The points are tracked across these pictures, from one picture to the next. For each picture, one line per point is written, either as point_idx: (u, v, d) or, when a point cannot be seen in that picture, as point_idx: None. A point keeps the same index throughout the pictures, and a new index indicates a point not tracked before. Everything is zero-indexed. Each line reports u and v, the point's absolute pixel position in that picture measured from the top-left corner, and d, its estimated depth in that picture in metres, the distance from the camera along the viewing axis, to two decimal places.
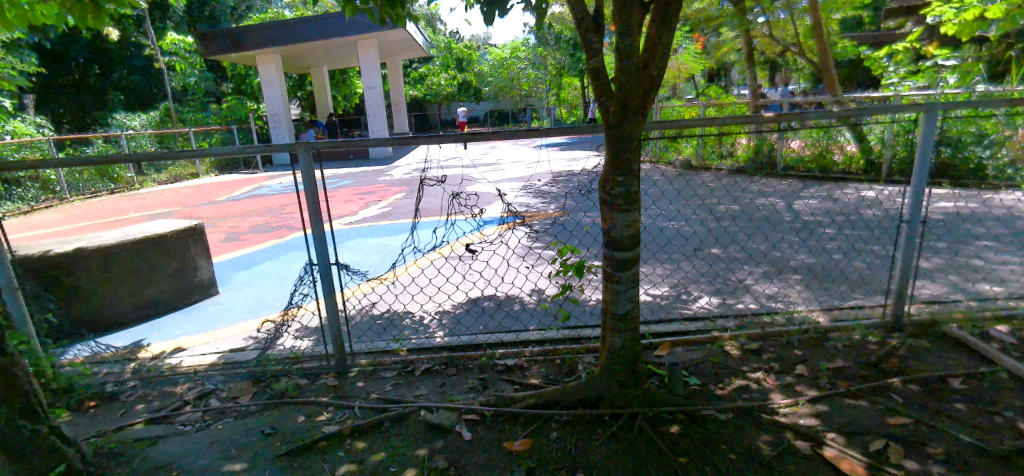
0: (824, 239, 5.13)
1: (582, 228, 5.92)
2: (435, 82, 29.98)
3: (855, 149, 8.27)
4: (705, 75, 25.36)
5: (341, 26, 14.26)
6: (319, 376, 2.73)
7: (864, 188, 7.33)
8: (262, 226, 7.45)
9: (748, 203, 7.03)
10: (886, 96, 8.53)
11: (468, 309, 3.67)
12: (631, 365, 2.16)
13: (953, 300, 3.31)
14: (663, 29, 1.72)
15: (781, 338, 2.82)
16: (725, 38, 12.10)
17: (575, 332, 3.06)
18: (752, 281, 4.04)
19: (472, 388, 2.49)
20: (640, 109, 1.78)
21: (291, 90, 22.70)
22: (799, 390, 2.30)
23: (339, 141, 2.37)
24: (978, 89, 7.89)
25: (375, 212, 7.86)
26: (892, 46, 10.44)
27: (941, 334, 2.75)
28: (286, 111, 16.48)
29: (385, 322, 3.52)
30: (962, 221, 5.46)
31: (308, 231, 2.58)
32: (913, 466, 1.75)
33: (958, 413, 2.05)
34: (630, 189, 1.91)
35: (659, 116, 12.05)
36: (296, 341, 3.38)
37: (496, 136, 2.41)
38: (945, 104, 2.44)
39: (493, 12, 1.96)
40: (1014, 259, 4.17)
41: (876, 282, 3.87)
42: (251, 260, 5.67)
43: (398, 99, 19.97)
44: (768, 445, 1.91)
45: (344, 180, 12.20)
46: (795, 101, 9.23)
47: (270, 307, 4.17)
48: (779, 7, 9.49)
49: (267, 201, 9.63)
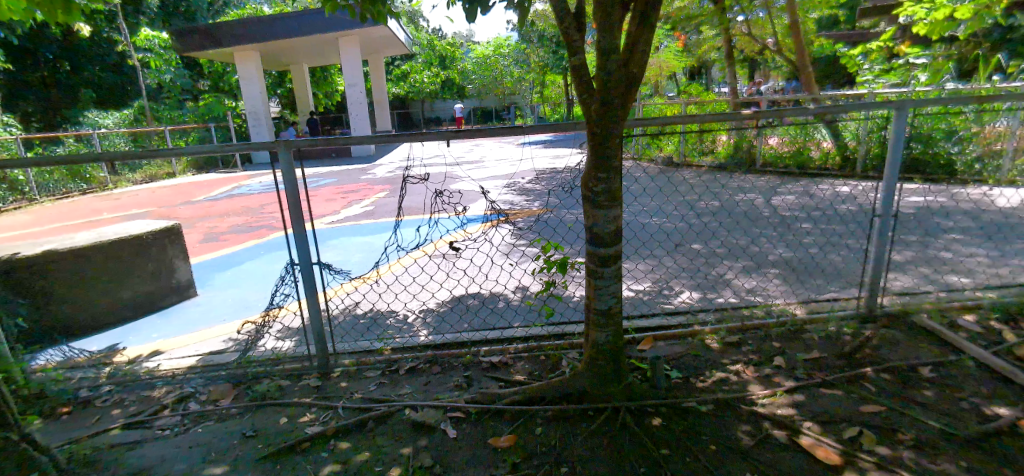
0: (800, 234, 5.24)
1: (566, 225, 5.96)
2: (418, 79, 30.24)
3: (831, 145, 8.48)
4: (686, 73, 25.65)
5: (322, 22, 14.06)
6: (300, 377, 2.71)
7: (839, 184, 7.48)
8: (241, 225, 7.34)
9: (728, 199, 7.15)
10: (860, 93, 8.69)
11: (452, 307, 3.66)
12: (614, 360, 2.20)
13: (924, 291, 3.41)
14: (644, 24, 1.74)
15: (760, 330, 2.87)
16: (705, 36, 12.28)
17: (559, 328, 3.08)
18: (732, 275, 4.11)
19: (457, 386, 2.49)
20: (622, 106, 1.80)
21: (270, 88, 22.26)
22: (777, 381, 2.35)
23: (321, 139, 2.32)
24: (948, 86, 8.10)
25: (358, 210, 7.79)
26: (866, 45, 10.63)
27: (913, 325, 2.83)
28: (266, 109, 16.17)
29: (368, 322, 3.49)
30: (932, 215, 5.62)
31: (289, 231, 2.54)
32: (884, 452, 1.82)
33: (929, 400, 2.13)
34: (612, 186, 1.93)
35: (640, 113, 12.19)
36: (278, 342, 3.33)
37: (479, 134, 2.38)
38: (916, 102, 2.51)
39: (475, 9, 1.95)
40: (979, 251, 4.32)
41: (851, 275, 3.97)
42: (231, 261, 5.57)
43: (382, 97, 19.86)
44: (747, 435, 1.96)
45: (326, 179, 12.06)
46: (773, 100, 9.35)
47: (252, 308, 4.11)
48: (758, 5, 9.66)
49: (247, 201, 9.48)
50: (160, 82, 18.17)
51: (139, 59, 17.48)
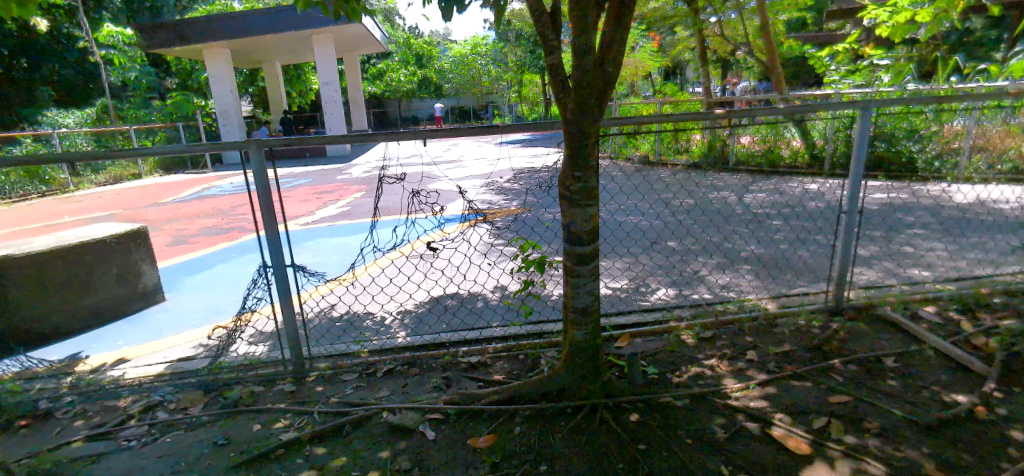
0: (772, 230, 5.38)
1: (543, 224, 5.98)
2: (394, 78, 29.95)
3: (800, 144, 8.74)
4: (661, 73, 26.04)
5: (295, 20, 13.76)
6: (274, 383, 2.65)
7: (807, 182, 7.70)
8: (212, 228, 7.13)
9: (702, 197, 7.29)
10: (828, 93, 8.96)
11: (430, 308, 3.63)
12: (591, 358, 2.21)
13: (887, 284, 3.55)
14: (619, 24, 1.76)
15: (733, 325, 2.94)
16: (680, 37, 12.49)
17: (538, 327, 3.09)
18: (706, 271, 4.20)
19: (436, 387, 2.47)
20: (597, 106, 1.81)
21: (241, 86, 21.69)
22: (750, 374, 2.41)
23: (294, 138, 2.26)
24: (909, 86, 8.42)
25: (333, 211, 7.66)
26: (833, 47, 10.96)
27: (877, 317, 2.94)
28: (237, 108, 15.73)
29: (345, 324, 3.43)
30: (895, 211, 5.84)
31: (262, 233, 2.48)
32: (852, 440, 1.88)
33: (893, 390, 2.21)
34: (588, 184, 1.95)
35: (617, 112, 12.33)
36: (250, 347, 3.24)
37: (457, 134, 2.36)
38: (880, 102, 2.60)
39: (451, 7, 1.93)
40: (939, 245, 4.51)
41: (819, 270, 4.09)
42: (201, 264, 5.40)
43: (358, 96, 19.58)
44: (722, 428, 2.00)
45: (300, 179, 11.82)
46: (746, 100, 9.56)
47: (224, 313, 4.00)
48: (729, 7, 9.86)
49: (218, 202, 9.23)
50: (124, 80, 17.65)
51: (101, 56, 16.95)
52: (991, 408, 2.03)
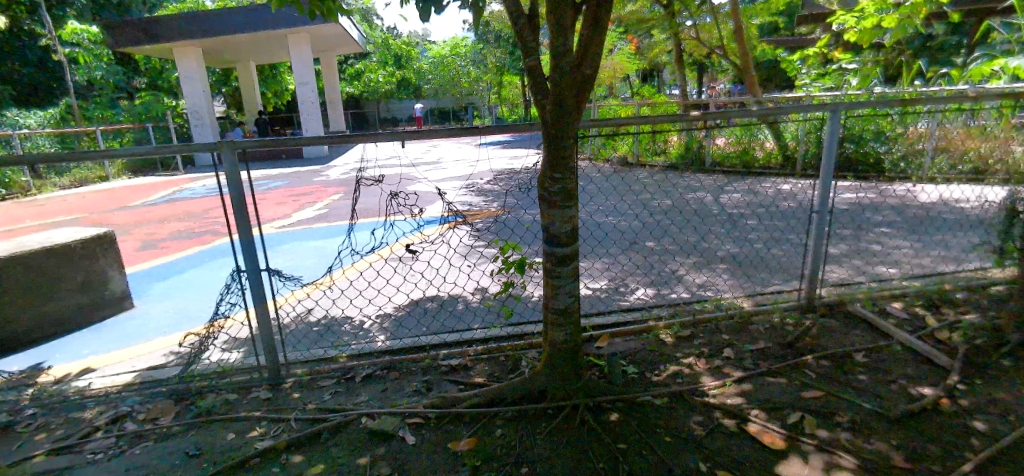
0: (747, 230, 5.49)
1: (523, 225, 5.99)
2: (372, 79, 29.60)
3: (773, 146, 8.95)
4: (639, 75, 26.39)
5: (270, 19, 13.50)
6: (249, 390, 2.58)
7: (780, 182, 7.89)
8: (183, 232, 6.92)
9: (680, 198, 7.40)
10: (799, 96, 9.20)
11: (410, 311, 3.59)
12: (572, 358, 2.22)
13: (857, 281, 3.65)
14: (596, 27, 1.78)
15: (710, 324, 2.98)
16: (657, 40, 12.67)
17: (518, 328, 3.09)
18: (684, 271, 4.26)
19: (416, 391, 2.45)
20: (575, 108, 1.82)
21: (214, 86, 21.14)
22: (726, 372, 2.45)
23: (268, 140, 2.21)
24: (876, 90, 8.72)
25: (310, 214, 7.53)
26: (803, 51, 11.27)
27: (847, 313, 3.03)
28: (209, 108, 15.32)
29: (322, 329, 3.37)
30: (863, 211, 6.03)
31: (235, 237, 2.41)
32: (825, 434, 1.93)
33: (863, 384, 2.27)
34: (567, 186, 1.96)
35: (596, 114, 12.45)
36: (224, 354, 3.16)
37: (435, 135, 2.34)
38: (848, 105, 2.68)
39: (428, 8, 1.91)
40: (904, 243, 4.67)
41: (792, 268, 4.19)
42: (173, 269, 5.24)
43: (336, 96, 19.31)
44: (700, 425, 2.03)
45: (276, 181, 11.58)
46: (721, 102, 9.74)
47: (196, 319, 3.89)
48: (704, 11, 10.04)
49: (190, 205, 8.97)
50: (90, 79, 17.02)
51: (64, 54, 16.30)
52: (954, 400, 2.11)
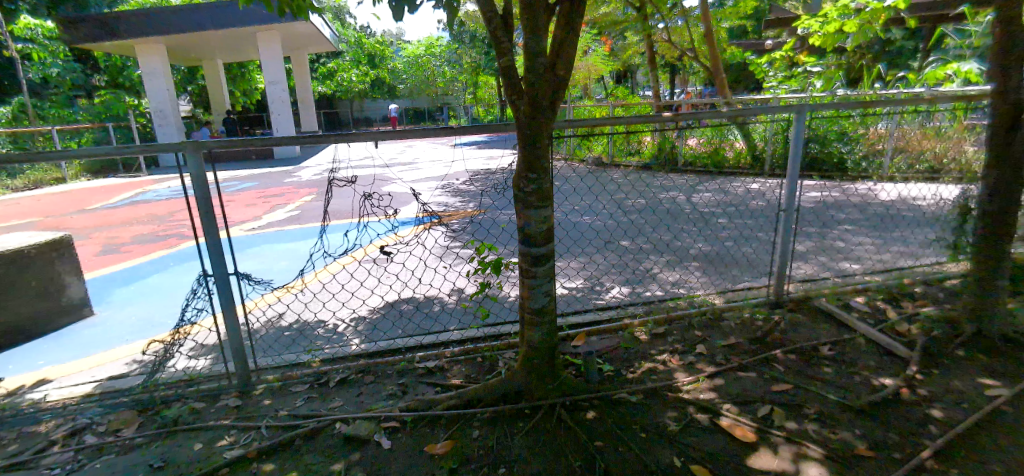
0: (718, 228, 5.62)
1: (499, 226, 5.99)
2: (345, 78, 29.15)
3: (743, 146, 9.19)
4: (613, 76, 26.74)
5: (238, 16, 13.14)
6: (218, 398, 2.50)
7: (749, 182, 8.11)
8: (146, 235, 6.66)
9: (653, 197, 7.52)
10: (766, 97, 9.47)
11: (385, 314, 3.54)
12: (548, 358, 2.23)
13: (823, 277, 3.78)
14: (569, 28, 1.79)
15: (683, 320, 3.04)
16: (630, 42, 12.84)
17: (495, 329, 3.08)
18: (657, 269, 4.32)
19: (392, 394, 2.41)
20: (550, 107, 1.83)
21: (179, 84, 20.42)
22: (699, 367, 2.50)
23: (236, 140, 2.15)
24: (839, 92, 9.04)
25: (281, 216, 7.35)
26: (771, 54, 11.60)
27: (814, 308, 3.13)
28: (174, 108, 14.79)
29: (294, 334, 3.29)
30: (828, 209, 6.25)
31: (202, 240, 2.33)
32: (793, 426, 1.98)
33: (829, 376, 2.35)
34: (542, 185, 1.96)
35: (571, 114, 12.55)
36: (191, 361, 3.05)
37: (410, 135, 2.31)
38: (812, 107, 2.77)
39: (402, 7, 1.89)
40: (866, 240, 4.85)
41: (761, 265, 4.31)
42: (135, 275, 5.04)
43: (308, 96, 18.92)
44: (674, 420, 2.06)
45: (246, 183, 11.26)
46: (692, 103, 9.94)
47: (160, 326, 3.74)
48: (676, 14, 10.23)
49: (154, 208, 8.63)
50: (45, 76, 16.20)
51: (16, 50, 15.47)
52: (914, 389, 2.21)
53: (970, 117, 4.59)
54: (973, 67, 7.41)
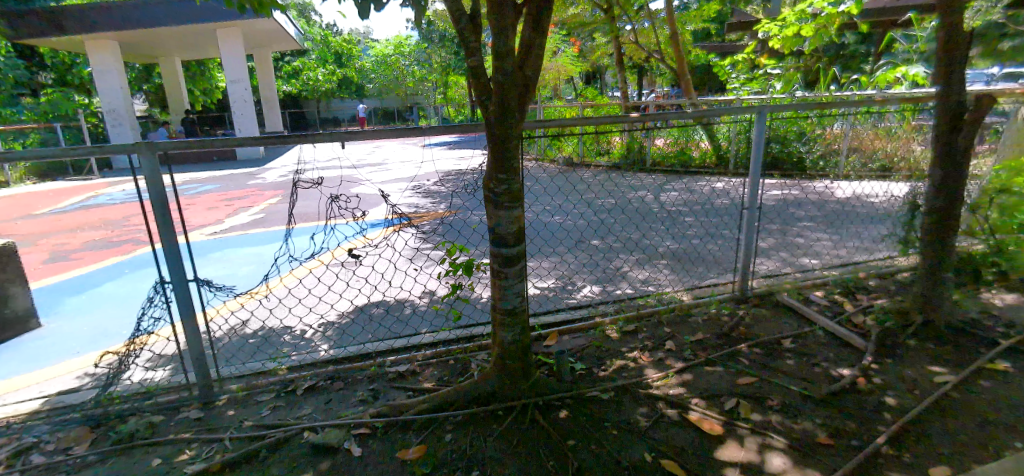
0: (685, 227, 5.75)
1: (471, 226, 5.97)
2: (311, 77, 28.47)
3: (708, 146, 9.44)
4: (582, 77, 27.01)
5: (197, 12, 12.65)
6: (178, 410, 2.40)
7: (715, 181, 8.34)
8: (98, 241, 6.33)
9: (623, 196, 7.64)
10: (730, 99, 9.75)
11: (354, 318, 3.48)
12: (520, 359, 2.23)
13: (784, 273, 3.92)
14: (536, 29, 1.80)
15: (653, 318, 3.10)
16: (598, 43, 13.00)
17: (467, 331, 3.06)
18: (627, 267, 4.39)
19: (362, 400, 2.37)
20: (518, 108, 1.83)
21: (133, 82, 19.50)
22: (668, 363, 2.55)
23: (194, 140, 2.06)
24: (798, 94, 9.39)
25: (245, 219, 7.11)
26: (734, 57, 11.94)
27: (776, 303, 3.24)
28: (128, 107, 14.13)
29: (259, 341, 3.19)
30: (788, 206, 6.48)
31: (158, 246, 2.22)
32: (758, 418, 2.05)
33: (791, 368, 2.44)
34: (512, 186, 1.96)
35: (542, 115, 12.63)
36: (148, 373, 2.91)
37: (377, 135, 2.27)
38: (772, 108, 2.86)
39: (367, 4, 1.85)
40: (824, 236, 5.06)
41: (726, 262, 4.44)
42: (87, 283, 4.77)
43: (272, 95, 18.40)
44: (644, 416, 2.10)
45: (207, 185, 10.85)
46: (659, 104, 10.14)
47: (115, 337, 3.56)
48: (642, 16, 10.42)
49: (107, 212, 8.20)
50: None
51: None
52: (869, 378, 2.31)
53: (916, 118, 4.85)
54: (919, 71, 7.82)
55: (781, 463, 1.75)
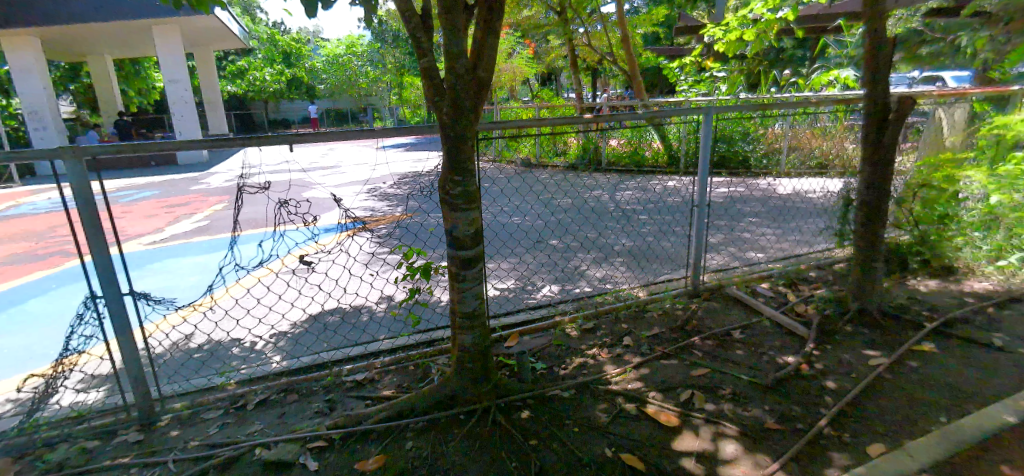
0: (639, 224, 5.92)
1: (428, 229, 5.90)
2: (258, 77, 27.27)
3: (660, 146, 9.77)
4: (538, 79, 27.27)
5: (130, 7, 11.89)
6: (115, 434, 2.23)
7: (667, 179, 8.63)
8: (20, 255, 5.81)
9: (580, 196, 7.78)
10: (679, 100, 10.11)
11: (308, 327, 3.35)
12: (481, 361, 2.22)
13: (733, 267, 4.10)
14: (489, 31, 1.80)
15: (611, 315, 3.16)
16: (553, 45, 13.17)
17: (426, 335, 3.02)
18: (585, 266, 4.47)
19: (318, 412, 2.28)
20: (473, 109, 1.82)
21: (58, 82, 18.06)
22: (626, 359, 2.61)
23: (125, 145, 1.90)
24: (742, 95, 9.87)
25: (188, 227, 6.73)
26: (682, 60, 12.39)
27: (726, 296, 3.38)
28: (53, 108, 13.04)
29: (205, 356, 3.02)
30: (735, 203, 6.80)
31: (88, 258, 2.05)
32: (711, 407, 2.13)
33: (740, 358, 2.55)
34: (468, 188, 1.94)
35: (499, 116, 12.67)
36: (79, 396, 2.69)
37: (328, 137, 2.19)
38: (717, 109, 2.99)
39: (314, 3, 1.80)
40: (767, 230, 5.34)
41: (679, 258, 4.60)
42: (7, 301, 4.37)
43: (216, 96, 17.53)
44: (605, 412, 2.13)
45: (146, 192, 10.19)
46: (613, 105, 10.39)
47: (41, 358, 3.27)
48: (595, 19, 10.65)
49: (29, 223, 7.54)
50: None
51: None
52: (811, 364, 2.45)
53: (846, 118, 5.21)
54: (850, 74, 8.39)
55: (733, 450, 1.82)
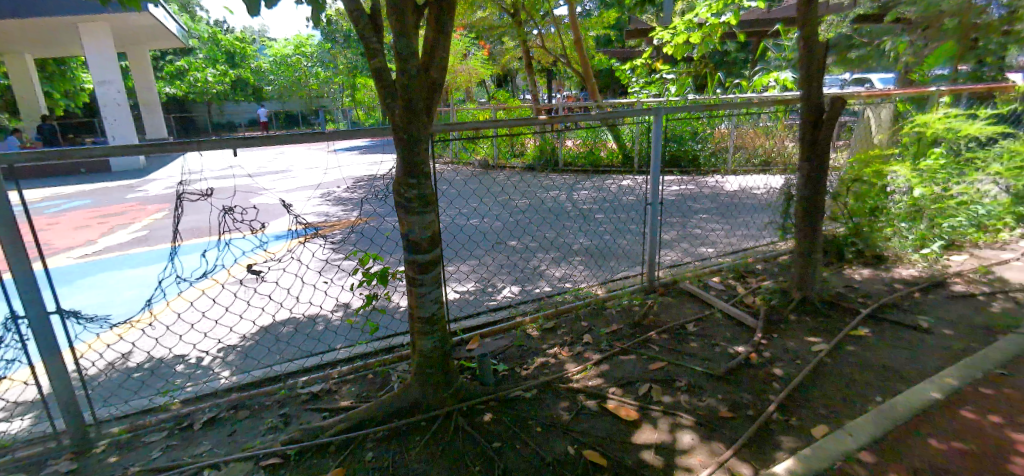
0: (596, 223, 6.06)
1: (385, 234, 5.79)
2: (198, 78, 25.52)
3: (615, 145, 10.04)
4: (494, 80, 27.29)
5: (52, 2, 11.03)
6: (43, 465, 2.05)
7: (621, 179, 8.86)
8: None
9: (539, 196, 7.88)
10: (632, 101, 10.37)
11: (259, 339, 3.21)
12: (442, 366, 2.20)
13: (685, 262, 4.25)
14: (440, 33, 1.78)
15: (570, 313, 3.20)
16: (507, 46, 13.22)
17: (385, 342, 2.96)
18: (545, 265, 4.52)
19: (272, 428, 2.19)
20: (425, 111, 1.80)
21: None
22: (587, 356, 2.65)
23: (47, 152, 1.76)
24: (689, 97, 10.26)
25: (124, 238, 6.30)
26: (633, 62, 12.73)
27: (680, 291, 3.49)
28: None
29: (146, 375, 2.84)
30: (686, 200, 7.07)
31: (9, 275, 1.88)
32: (668, 399, 2.20)
33: (694, 350, 2.64)
34: (424, 191, 1.92)
35: (456, 117, 12.62)
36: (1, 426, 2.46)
37: (274, 141, 2.10)
38: (667, 110, 3.08)
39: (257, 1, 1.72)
40: (717, 226, 5.57)
41: (634, 255, 4.73)
42: None
43: (152, 98, 16.52)
44: (566, 410, 2.16)
45: (75, 201, 9.45)
46: (569, 106, 10.58)
47: None
48: (548, 21, 10.79)
49: None
50: None
51: None
52: (760, 353, 2.57)
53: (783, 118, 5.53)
54: (788, 76, 8.89)
55: (690, 440, 1.89)
